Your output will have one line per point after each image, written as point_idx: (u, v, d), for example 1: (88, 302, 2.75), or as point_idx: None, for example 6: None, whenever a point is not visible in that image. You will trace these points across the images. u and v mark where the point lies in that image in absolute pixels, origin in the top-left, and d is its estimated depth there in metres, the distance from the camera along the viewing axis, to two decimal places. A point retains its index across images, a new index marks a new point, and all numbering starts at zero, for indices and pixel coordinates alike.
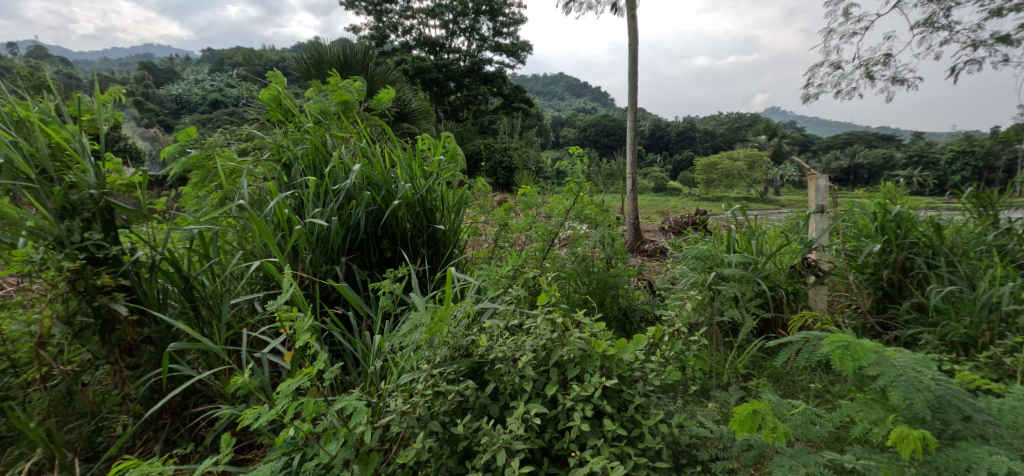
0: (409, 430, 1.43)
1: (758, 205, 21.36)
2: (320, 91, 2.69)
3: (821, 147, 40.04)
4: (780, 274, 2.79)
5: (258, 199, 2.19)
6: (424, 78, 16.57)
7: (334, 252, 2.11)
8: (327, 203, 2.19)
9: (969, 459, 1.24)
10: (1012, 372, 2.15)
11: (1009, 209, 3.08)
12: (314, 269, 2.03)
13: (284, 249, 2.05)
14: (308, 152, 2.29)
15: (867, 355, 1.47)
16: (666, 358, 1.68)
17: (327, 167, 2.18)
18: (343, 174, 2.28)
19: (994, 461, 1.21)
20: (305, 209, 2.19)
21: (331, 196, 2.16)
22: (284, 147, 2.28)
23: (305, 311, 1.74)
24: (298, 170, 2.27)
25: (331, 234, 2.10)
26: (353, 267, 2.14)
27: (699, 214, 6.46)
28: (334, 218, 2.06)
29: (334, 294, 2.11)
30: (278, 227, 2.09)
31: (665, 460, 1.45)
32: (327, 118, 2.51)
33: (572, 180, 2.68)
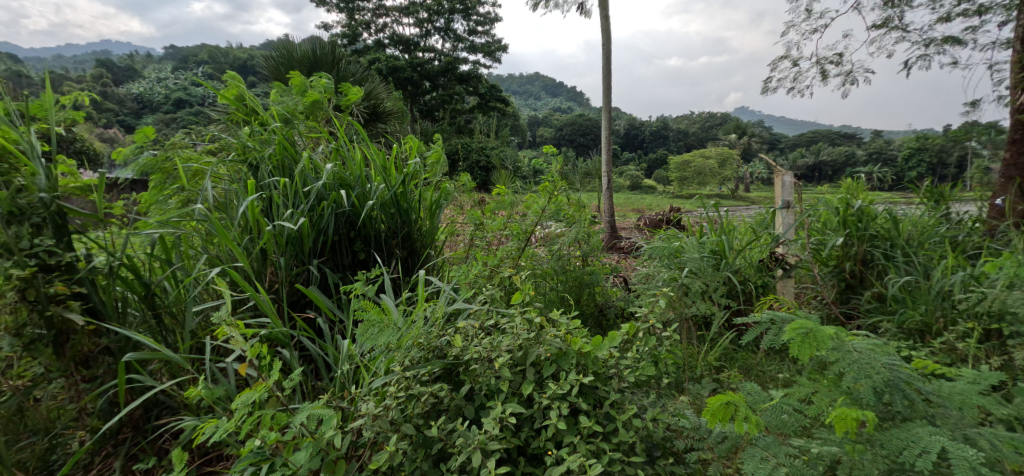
0: (381, 434, 1.41)
1: (730, 200, 21.98)
2: (282, 86, 2.61)
3: (788, 146, 41.18)
4: (749, 269, 2.94)
5: (224, 202, 2.13)
6: (398, 77, 16.46)
7: (304, 255, 2.07)
8: (298, 205, 2.14)
9: (910, 439, 1.28)
10: (963, 357, 2.23)
11: (958, 203, 3.28)
12: (285, 272, 2.00)
13: (251, 253, 1.99)
14: (277, 152, 2.22)
15: (823, 345, 1.46)
16: (641, 355, 1.71)
17: (296, 167, 2.13)
18: (313, 174, 2.23)
19: (931, 440, 1.25)
20: (273, 210, 2.13)
21: (301, 197, 2.10)
22: (251, 147, 2.21)
23: (271, 317, 1.70)
24: (266, 171, 2.20)
25: (302, 236, 2.06)
26: (325, 269, 2.09)
27: (674, 212, 6.59)
28: (305, 220, 2.01)
29: (305, 299, 2.09)
30: (246, 231, 2.03)
31: (638, 454, 1.48)
32: (296, 117, 2.45)
33: (546, 178, 2.67)
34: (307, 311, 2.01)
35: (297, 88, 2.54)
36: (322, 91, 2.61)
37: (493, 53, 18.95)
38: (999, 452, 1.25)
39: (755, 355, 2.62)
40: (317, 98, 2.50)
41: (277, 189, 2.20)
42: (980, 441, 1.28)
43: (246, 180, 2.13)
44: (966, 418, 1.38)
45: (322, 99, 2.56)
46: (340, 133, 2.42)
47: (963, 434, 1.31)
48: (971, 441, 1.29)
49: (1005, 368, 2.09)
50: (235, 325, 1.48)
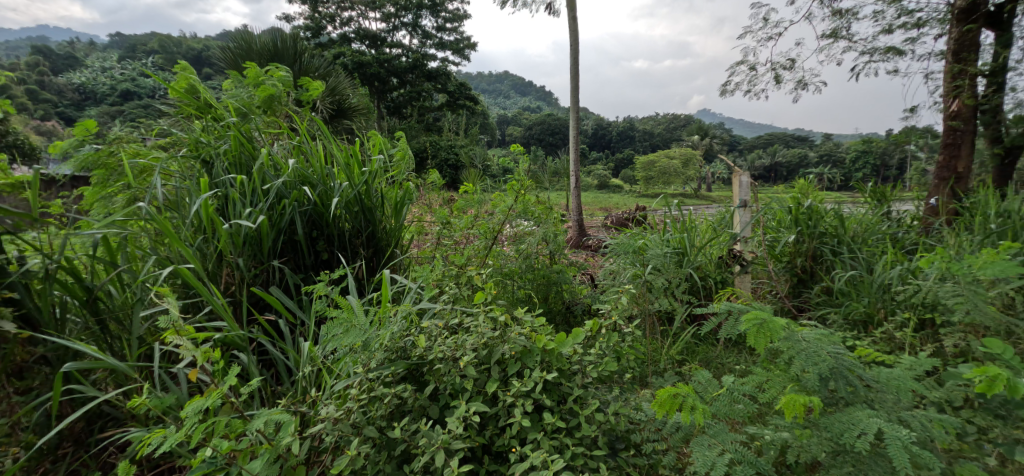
0: (342, 439, 1.41)
1: (694, 199, 22.58)
2: (237, 77, 2.54)
3: (749, 147, 42.60)
4: (710, 265, 3.05)
5: (174, 200, 2.06)
6: (364, 73, 16.18)
7: (263, 256, 2.03)
8: (256, 204, 2.10)
9: (851, 421, 1.36)
10: (902, 345, 2.39)
11: (898, 202, 3.50)
12: (242, 274, 1.96)
13: (205, 254, 1.94)
14: (232, 148, 2.17)
15: (777, 333, 1.53)
16: (604, 350, 1.75)
17: (254, 165, 2.09)
18: (272, 173, 2.19)
19: (869, 422, 1.34)
20: (229, 209, 2.08)
21: (259, 195, 2.07)
22: (204, 143, 2.16)
23: (227, 320, 1.67)
24: (221, 168, 2.16)
25: (260, 236, 2.02)
26: (285, 270, 2.06)
27: (639, 210, 6.74)
28: (264, 219, 1.98)
29: (264, 301, 2.05)
30: (199, 230, 1.98)
31: (600, 448, 1.53)
32: (253, 112, 2.39)
33: (513, 178, 2.69)
34: (267, 313, 1.97)
35: (252, 82, 2.47)
36: (281, 83, 2.55)
37: (462, 51, 18.89)
38: (929, 432, 1.35)
39: (715, 348, 2.73)
40: (275, 92, 2.44)
41: (232, 187, 2.15)
42: (913, 422, 1.37)
43: (199, 177, 2.07)
44: (900, 402, 1.48)
45: (281, 93, 2.51)
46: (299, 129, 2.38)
47: (899, 416, 1.40)
48: (906, 422, 1.38)
49: (938, 355, 2.24)
50: (186, 329, 1.47)
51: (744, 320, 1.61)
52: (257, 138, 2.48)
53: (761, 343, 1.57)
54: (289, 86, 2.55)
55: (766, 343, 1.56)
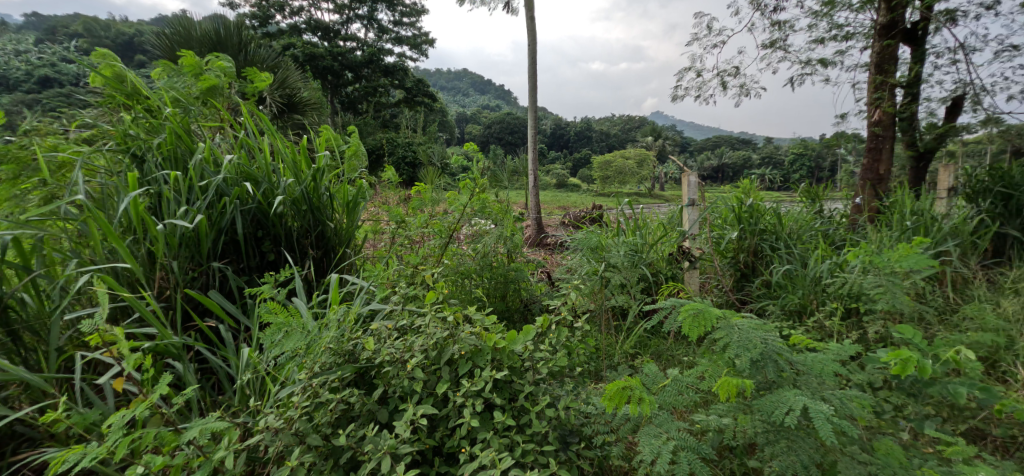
0: (284, 449, 1.42)
1: (649, 198, 23.24)
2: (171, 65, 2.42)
3: (700, 148, 44.25)
4: (661, 262, 3.19)
5: (100, 198, 1.96)
6: (316, 65, 15.68)
7: (202, 257, 1.98)
8: (192, 202, 2.03)
9: (780, 400, 1.48)
10: (830, 333, 2.58)
11: (829, 201, 3.77)
12: (179, 276, 1.90)
13: (136, 255, 1.86)
14: (166, 142, 2.08)
15: (711, 323, 1.66)
16: (554, 346, 1.87)
17: (190, 160, 2.02)
18: (211, 168, 2.12)
19: (795, 400, 1.46)
20: (163, 208, 2.01)
21: (196, 193, 2.00)
22: (132, 135, 2.04)
23: (158, 327, 1.64)
24: (154, 162, 2.06)
25: (198, 236, 1.97)
26: (227, 271, 2.01)
27: (596, 209, 6.89)
28: (202, 218, 1.92)
29: (202, 306, 1.98)
30: (128, 231, 1.90)
31: (550, 443, 1.60)
32: (191, 104, 2.30)
33: (466, 177, 2.78)
34: (207, 319, 1.91)
35: (190, 71, 2.37)
36: (221, 73, 2.45)
37: (419, 46, 18.67)
38: (845, 405, 1.47)
39: (666, 341, 2.84)
40: (215, 83, 2.37)
41: (166, 184, 2.06)
42: (834, 399, 1.49)
43: (128, 174, 1.97)
44: (825, 383, 1.61)
45: (222, 84, 2.42)
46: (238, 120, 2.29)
47: (821, 394, 1.52)
48: (827, 399, 1.50)
49: (861, 341, 2.44)
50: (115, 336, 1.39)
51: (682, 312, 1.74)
52: (195, 130, 2.38)
53: (698, 333, 1.70)
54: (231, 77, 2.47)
55: (701, 332, 1.69)
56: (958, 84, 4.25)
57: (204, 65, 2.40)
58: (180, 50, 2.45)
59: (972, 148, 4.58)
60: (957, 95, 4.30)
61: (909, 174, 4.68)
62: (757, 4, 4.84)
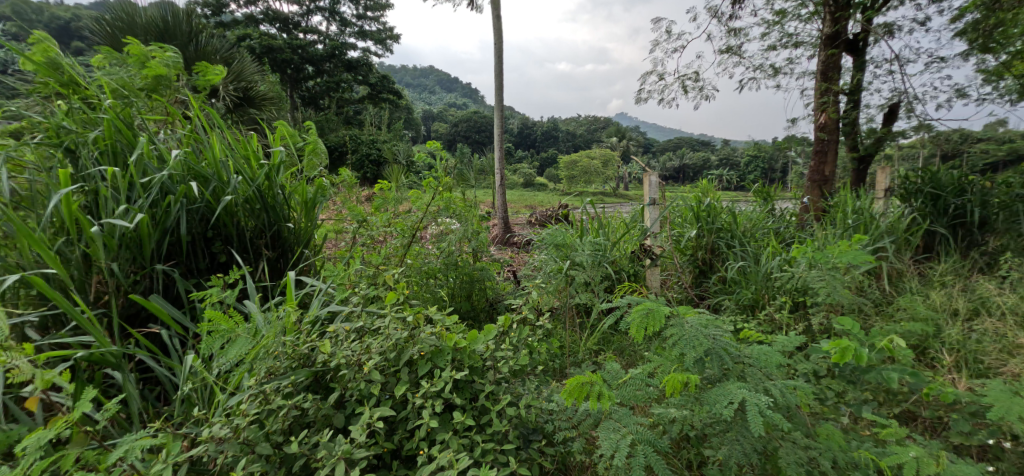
0: (232, 459, 1.39)
1: (613, 197, 23.62)
2: (112, 54, 2.29)
3: (663, 149, 45.35)
4: (624, 259, 3.25)
5: (29, 196, 1.84)
6: (274, 59, 15.13)
7: (145, 260, 1.89)
8: (134, 200, 1.94)
9: (722, 394, 1.54)
10: (780, 326, 2.70)
11: (780, 200, 3.93)
12: (119, 280, 1.81)
13: (70, 259, 1.76)
14: (105, 136, 1.98)
15: (659, 323, 1.70)
16: (515, 344, 1.89)
17: (131, 156, 1.92)
18: (155, 165, 2.03)
19: (736, 393, 1.52)
20: (101, 206, 1.90)
21: (139, 191, 1.91)
22: (66, 128, 1.92)
23: (96, 335, 1.57)
24: (89, 157, 1.94)
25: (141, 237, 1.88)
26: (172, 275, 1.92)
27: (563, 208, 6.95)
28: (143, 217, 1.83)
29: (146, 312, 1.90)
30: (61, 233, 1.79)
31: (510, 442, 1.62)
32: (134, 95, 2.19)
33: (429, 175, 2.76)
34: (150, 326, 1.82)
35: (135, 60, 2.26)
36: (167, 63, 2.33)
37: (384, 40, 18.35)
38: (785, 396, 1.55)
39: (628, 337, 2.89)
40: (163, 73, 2.26)
41: (104, 181, 1.95)
42: (774, 391, 1.56)
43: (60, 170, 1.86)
44: (769, 375, 1.68)
45: (171, 75, 2.32)
46: (182, 113, 2.18)
47: (763, 385, 1.59)
48: (769, 392, 1.57)
49: (807, 333, 2.57)
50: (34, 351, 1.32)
51: (633, 312, 1.79)
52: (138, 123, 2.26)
53: (646, 332, 1.74)
54: (180, 68, 2.36)
55: (650, 331, 1.73)
56: (895, 93, 4.48)
57: (150, 54, 2.29)
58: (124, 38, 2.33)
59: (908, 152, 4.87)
60: (894, 103, 4.54)
61: (851, 175, 4.93)
62: (714, 10, 4.97)
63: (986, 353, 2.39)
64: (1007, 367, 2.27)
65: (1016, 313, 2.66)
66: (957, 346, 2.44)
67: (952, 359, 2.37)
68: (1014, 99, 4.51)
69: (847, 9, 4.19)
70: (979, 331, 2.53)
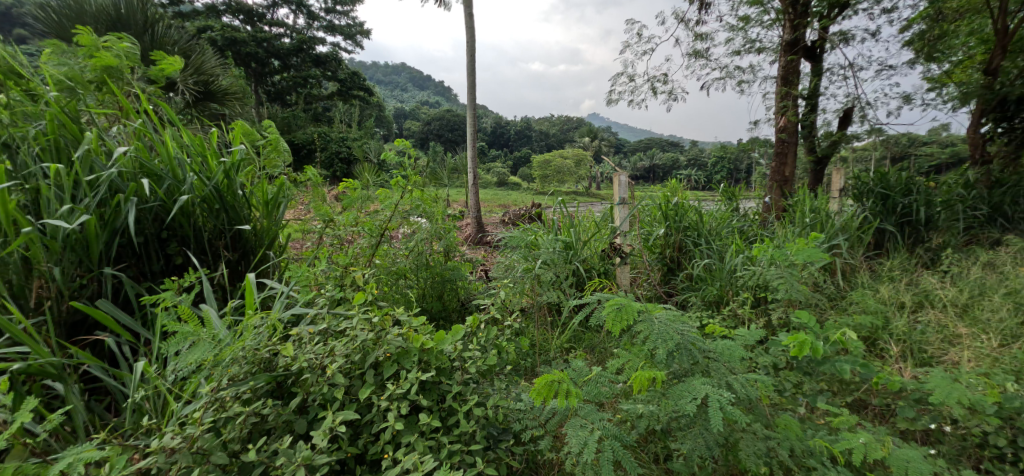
0: (185, 469, 1.34)
1: (586, 196, 23.84)
2: (58, 44, 2.18)
3: (634, 149, 46.08)
4: (594, 257, 3.28)
5: None
6: (238, 52, 14.67)
7: (92, 263, 1.80)
8: (80, 199, 1.85)
9: (686, 391, 1.57)
10: (743, 320, 2.76)
11: (744, 200, 4.04)
12: (62, 285, 1.72)
13: (8, 261, 1.66)
14: (48, 131, 1.87)
15: (632, 317, 1.71)
16: (483, 344, 1.88)
17: (76, 152, 1.83)
18: (104, 162, 1.94)
19: (700, 390, 1.54)
20: (44, 206, 1.80)
21: (85, 189, 1.82)
22: (4, 122, 1.81)
23: (32, 345, 1.52)
24: (30, 153, 1.84)
25: (87, 238, 1.79)
26: (121, 278, 1.84)
27: (535, 206, 6.97)
28: (89, 218, 1.74)
29: (94, 319, 1.81)
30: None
31: (477, 442, 1.61)
32: (82, 87, 2.08)
33: (398, 173, 2.66)
34: (98, 332, 1.74)
35: (84, 50, 2.15)
36: (119, 54, 2.22)
37: (354, 36, 18.04)
38: (747, 390, 1.58)
39: (598, 334, 2.91)
40: (114, 64, 2.16)
41: (47, 179, 1.85)
42: (736, 385, 1.60)
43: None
44: (732, 369, 1.71)
45: (123, 67, 2.21)
46: (131, 107, 2.09)
47: (726, 381, 1.62)
48: (732, 387, 1.60)
49: (768, 328, 2.64)
50: None
51: (606, 306, 1.78)
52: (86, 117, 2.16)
53: (620, 326, 1.74)
54: (133, 60, 2.26)
55: (623, 326, 1.74)
56: (848, 98, 4.66)
57: (100, 44, 2.18)
58: (72, 27, 2.22)
59: (860, 154, 5.07)
60: (847, 108, 4.71)
61: (810, 176, 5.08)
62: (681, 15, 5.06)
63: (929, 342, 2.52)
64: (948, 356, 2.39)
65: (956, 305, 2.81)
66: (904, 336, 2.55)
67: (899, 348, 2.48)
68: (954, 105, 4.78)
69: (805, 17, 4.33)
70: (924, 322, 2.66)
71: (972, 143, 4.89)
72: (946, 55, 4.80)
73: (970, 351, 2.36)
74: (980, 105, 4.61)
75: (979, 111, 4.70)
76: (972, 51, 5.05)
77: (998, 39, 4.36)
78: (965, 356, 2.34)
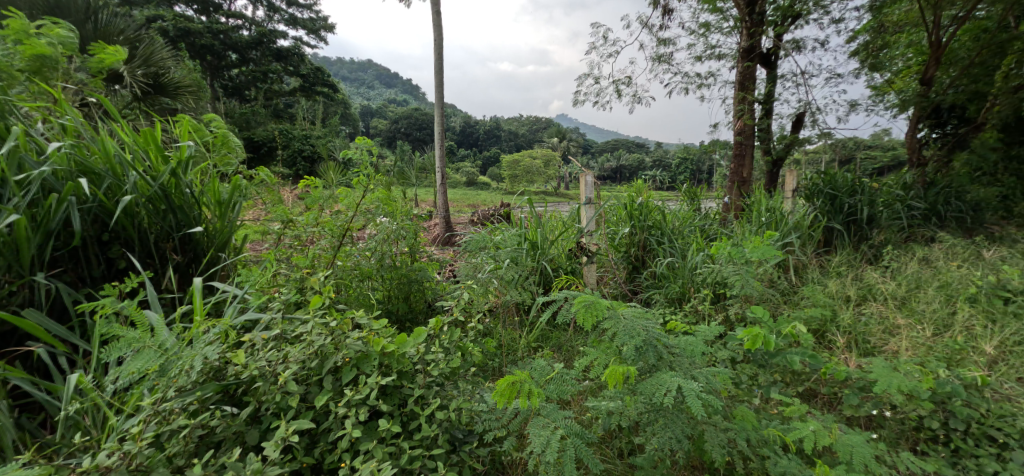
0: None
1: (554, 196, 23.98)
2: None
3: (601, 150, 46.68)
4: (561, 256, 3.28)
5: None
6: (193, 44, 14.08)
7: (22, 267, 1.68)
8: (8, 199, 1.72)
9: (660, 383, 1.56)
10: (704, 316, 2.82)
11: (705, 200, 4.14)
12: None
13: None
14: None
15: (600, 314, 1.69)
16: (446, 346, 1.84)
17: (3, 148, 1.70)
18: (36, 160, 1.81)
19: (672, 381, 1.54)
20: None
21: (14, 189, 1.69)
22: None
23: None
24: None
25: (17, 241, 1.67)
26: (55, 285, 1.72)
27: (504, 206, 6.96)
28: (18, 219, 1.62)
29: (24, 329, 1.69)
30: None
31: (439, 446, 1.58)
32: (12, 77, 1.94)
33: (359, 173, 2.59)
34: (28, 344, 1.61)
35: (14, 38, 2.00)
36: (54, 43, 2.08)
37: (317, 30, 17.60)
38: (711, 382, 1.60)
39: (565, 333, 2.91)
40: (48, 53, 2.02)
41: None
42: (703, 377, 1.61)
43: None
44: (694, 364, 1.72)
45: (58, 56, 2.07)
46: (64, 101, 1.96)
47: (691, 373, 1.63)
48: (699, 379, 1.61)
49: (727, 324, 2.70)
50: None
51: (575, 303, 1.74)
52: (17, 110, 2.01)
53: (590, 322, 1.72)
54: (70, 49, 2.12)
55: (592, 322, 1.72)
56: (800, 104, 4.84)
57: (33, 31, 2.04)
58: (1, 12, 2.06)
59: (812, 157, 5.28)
60: (799, 113, 4.89)
61: (766, 177, 5.27)
62: (644, 20, 5.14)
63: (871, 333, 2.63)
64: (888, 345, 2.51)
65: (895, 298, 2.95)
66: (850, 328, 2.65)
67: (844, 339, 2.58)
68: (894, 112, 5.05)
69: (760, 26, 4.47)
70: (867, 313, 2.78)
71: (909, 147, 5.19)
72: (888, 65, 5.07)
73: (907, 341, 2.49)
74: (917, 112, 4.90)
75: (917, 117, 4.98)
76: (910, 61, 5.36)
77: (932, 52, 4.66)
78: (902, 345, 2.46)
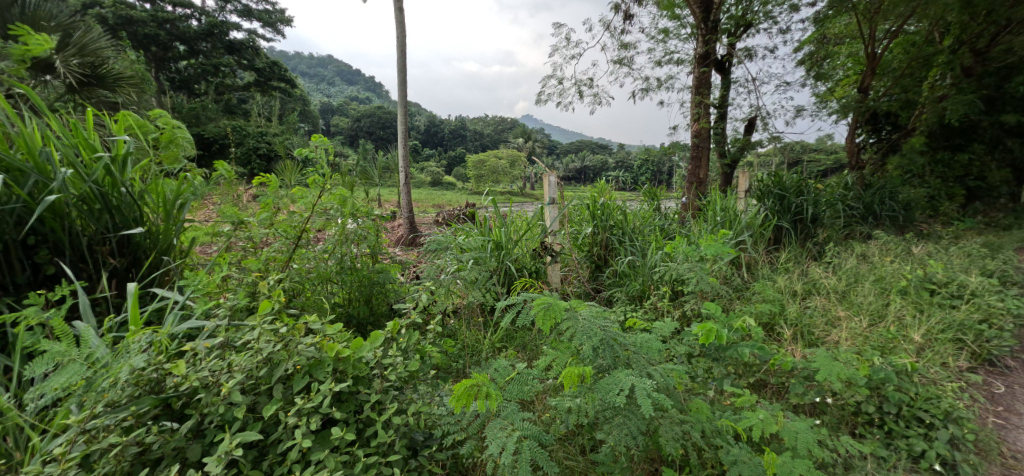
0: None
1: (518, 195, 24.03)
2: None
3: (565, 150, 47.15)
4: (525, 256, 3.25)
5: None
6: (136, 33, 13.35)
7: None
8: None
9: (614, 383, 1.56)
10: (663, 313, 2.86)
11: (664, 200, 4.22)
12: None
13: None
14: None
15: (558, 315, 1.68)
16: (404, 350, 1.79)
17: None
18: None
19: (625, 381, 1.55)
20: None
21: None
22: None
23: None
24: None
25: None
26: None
27: (470, 206, 6.90)
28: None
29: None
30: None
31: (396, 453, 1.53)
32: None
33: (314, 172, 2.49)
34: None
35: None
36: None
37: (273, 23, 17.02)
38: (665, 380, 1.61)
39: (530, 332, 2.89)
40: None
41: None
42: (656, 375, 1.62)
43: None
44: (651, 363, 1.73)
45: None
46: None
47: (647, 371, 1.64)
48: (653, 378, 1.62)
49: (685, 320, 2.75)
50: None
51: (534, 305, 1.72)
52: None
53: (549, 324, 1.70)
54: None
55: (551, 324, 1.70)
56: (751, 108, 5.01)
57: None
58: None
59: (764, 158, 5.48)
60: (751, 117, 5.06)
61: (721, 178, 5.43)
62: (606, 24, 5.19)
63: (815, 325, 2.73)
64: (830, 336, 2.62)
65: (835, 291, 3.07)
66: (797, 321, 2.74)
67: (790, 331, 2.67)
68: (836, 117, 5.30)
69: (715, 33, 4.58)
70: (811, 306, 2.90)
71: (849, 151, 5.44)
72: (831, 72, 5.32)
73: (847, 331, 2.60)
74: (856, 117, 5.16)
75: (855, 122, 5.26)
76: (848, 72, 5.71)
77: (869, 62, 4.96)
78: (842, 335, 2.56)
